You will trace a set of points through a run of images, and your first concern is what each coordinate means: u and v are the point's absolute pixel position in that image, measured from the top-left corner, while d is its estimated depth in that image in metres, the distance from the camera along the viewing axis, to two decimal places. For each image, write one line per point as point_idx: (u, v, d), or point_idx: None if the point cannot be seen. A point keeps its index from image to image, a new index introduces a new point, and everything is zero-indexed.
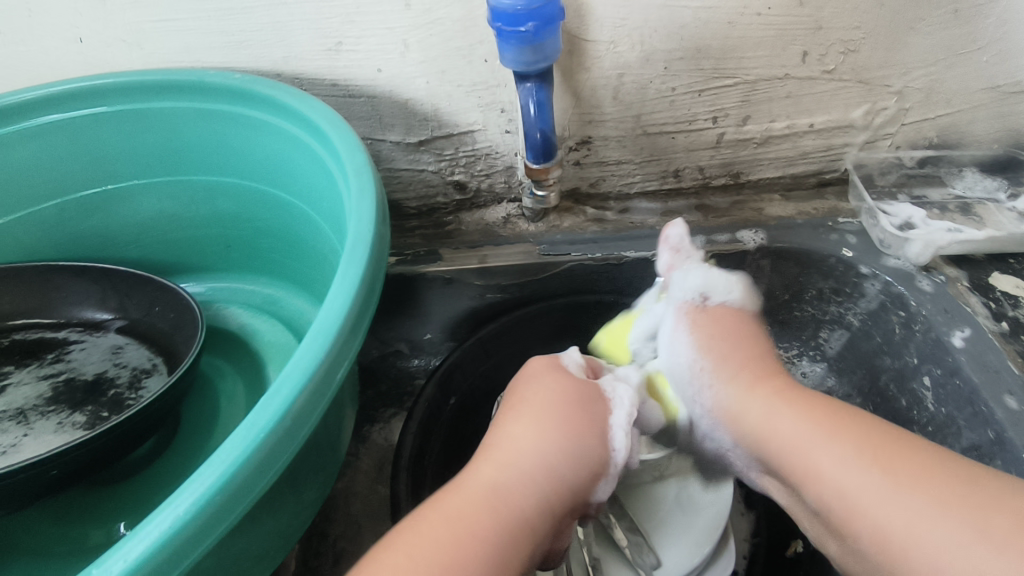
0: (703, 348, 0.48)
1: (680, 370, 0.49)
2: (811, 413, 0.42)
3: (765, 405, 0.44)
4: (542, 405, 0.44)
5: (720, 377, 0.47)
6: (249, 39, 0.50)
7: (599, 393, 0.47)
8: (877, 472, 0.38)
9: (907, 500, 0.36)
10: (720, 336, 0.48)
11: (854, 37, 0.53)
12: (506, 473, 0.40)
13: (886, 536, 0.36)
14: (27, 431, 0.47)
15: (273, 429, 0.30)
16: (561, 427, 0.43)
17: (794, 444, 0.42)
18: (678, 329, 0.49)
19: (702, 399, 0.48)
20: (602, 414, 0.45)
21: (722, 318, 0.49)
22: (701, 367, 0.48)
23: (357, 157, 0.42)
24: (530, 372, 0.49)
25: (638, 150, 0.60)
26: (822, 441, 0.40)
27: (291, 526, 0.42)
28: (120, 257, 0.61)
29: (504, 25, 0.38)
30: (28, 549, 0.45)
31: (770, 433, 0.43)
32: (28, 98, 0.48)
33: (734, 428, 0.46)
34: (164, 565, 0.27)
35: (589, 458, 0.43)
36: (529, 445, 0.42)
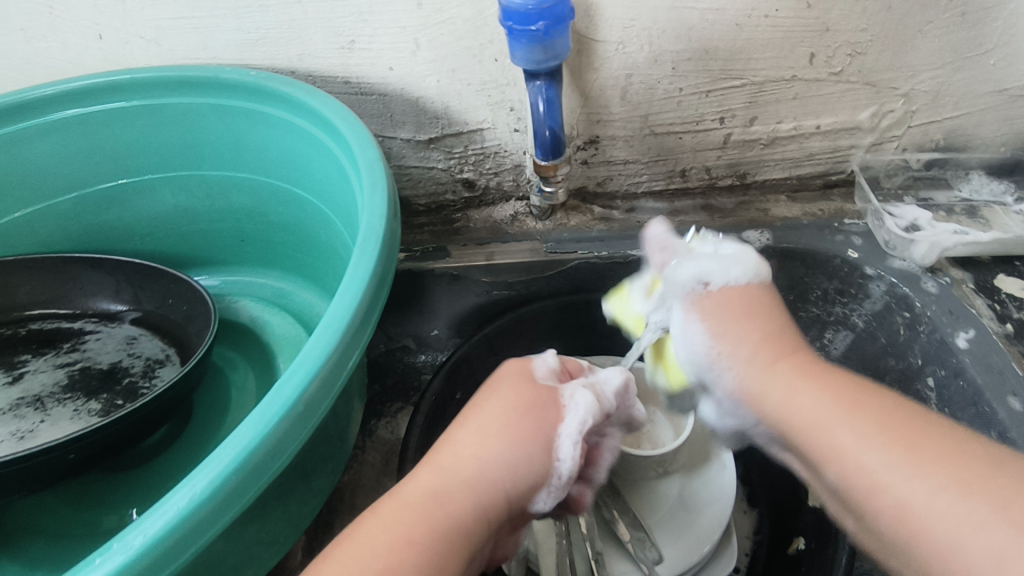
0: (720, 332, 0.43)
1: (698, 356, 0.45)
2: (831, 387, 0.39)
3: (787, 379, 0.40)
4: (493, 410, 0.39)
5: (740, 358, 0.43)
6: (264, 36, 0.51)
7: (556, 399, 0.40)
8: (898, 450, 0.35)
9: (928, 479, 0.33)
10: (742, 314, 0.43)
11: (861, 39, 0.53)
12: (453, 470, 0.36)
13: (904, 516, 0.33)
14: (43, 417, 0.48)
15: (288, 413, 0.31)
16: (503, 430, 0.38)
17: (811, 420, 0.38)
18: (691, 316, 0.45)
19: (723, 382, 0.44)
20: (552, 420, 0.39)
21: (738, 296, 0.44)
22: (716, 343, 0.43)
23: (370, 152, 0.43)
24: (497, 375, 0.42)
25: (645, 149, 0.61)
26: (842, 418, 0.37)
27: (300, 513, 0.43)
28: (135, 250, 0.62)
29: (515, 24, 0.39)
30: (44, 532, 0.46)
31: (787, 408, 0.40)
32: (50, 92, 0.49)
33: (753, 407, 0.43)
34: (180, 542, 0.28)
35: (534, 468, 0.37)
36: (471, 454, 0.37)
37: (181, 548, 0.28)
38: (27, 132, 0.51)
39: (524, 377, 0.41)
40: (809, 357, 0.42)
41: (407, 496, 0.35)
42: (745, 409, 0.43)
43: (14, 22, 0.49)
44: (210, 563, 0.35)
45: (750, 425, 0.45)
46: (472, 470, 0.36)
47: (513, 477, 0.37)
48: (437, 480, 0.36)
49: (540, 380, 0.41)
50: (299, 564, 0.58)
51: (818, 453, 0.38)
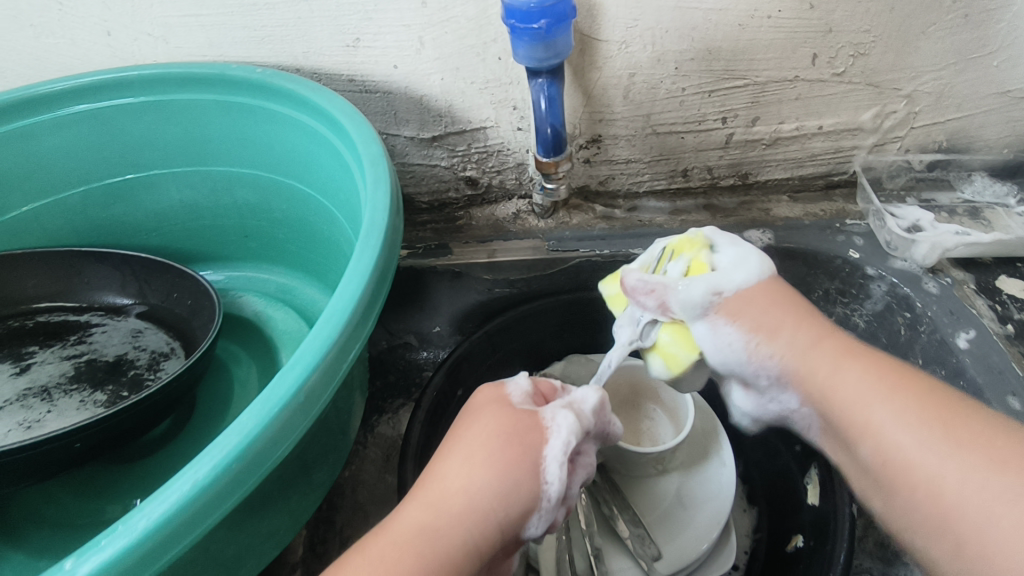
0: (753, 326, 0.41)
1: (734, 357, 0.42)
2: (870, 366, 0.39)
3: (829, 361, 0.40)
4: (475, 440, 0.39)
5: (781, 347, 0.41)
6: (271, 34, 0.51)
7: (538, 421, 0.40)
8: (934, 429, 0.35)
9: (961, 460, 0.34)
10: (767, 306, 0.42)
11: (864, 40, 0.53)
12: (444, 503, 0.36)
13: (938, 495, 0.34)
14: (50, 407, 0.49)
15: (289, 403, 0.31)
16: (489, 459, 0.38)
17: (849, 396, 0.38)
18: (716, 322, 0.41)
19: (765, 374, 0.42)
20: (537, 444, 0.39)
21: (758, 294, 0.42)
22: (750, 339, 0.41)
23: (373, 148, 0.43)
24: (476, 402, 0.43)
25: (647, 149, 0.61)
26: (883, 397, 0.37)
27: (301, 503, 0.44)
28: (141, 245, 0.63)
29: (518, 22, 0.39)
30: (49, 521, 0.47)
31: (826, 386, 0.39)
32: (59, 88, 0.50)
33: (791, 389, 0.41)
34: (183, 526, 0.29)
35: (522, 496, 0.37)
36: (461, 481, 0.37)
37: (183, 533, 0.29)
38: (37, 127, 0.52)
39: (503, 401, 0.42)
40: (842, 335, 0.42)
41: (400, 528, 0.35)
42: (790, 393, 0.42)
43: (24, 18, 0.50)
44: (212, 550, 0.35)
45: (792, 413, 0.43)
46: (462, 501, 0.36)
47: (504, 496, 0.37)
48: (426, 512, 0.36)
49: (518, 404, 0.42)
50: (300, 557, 0.59)
51: (857, 430, 0.38)
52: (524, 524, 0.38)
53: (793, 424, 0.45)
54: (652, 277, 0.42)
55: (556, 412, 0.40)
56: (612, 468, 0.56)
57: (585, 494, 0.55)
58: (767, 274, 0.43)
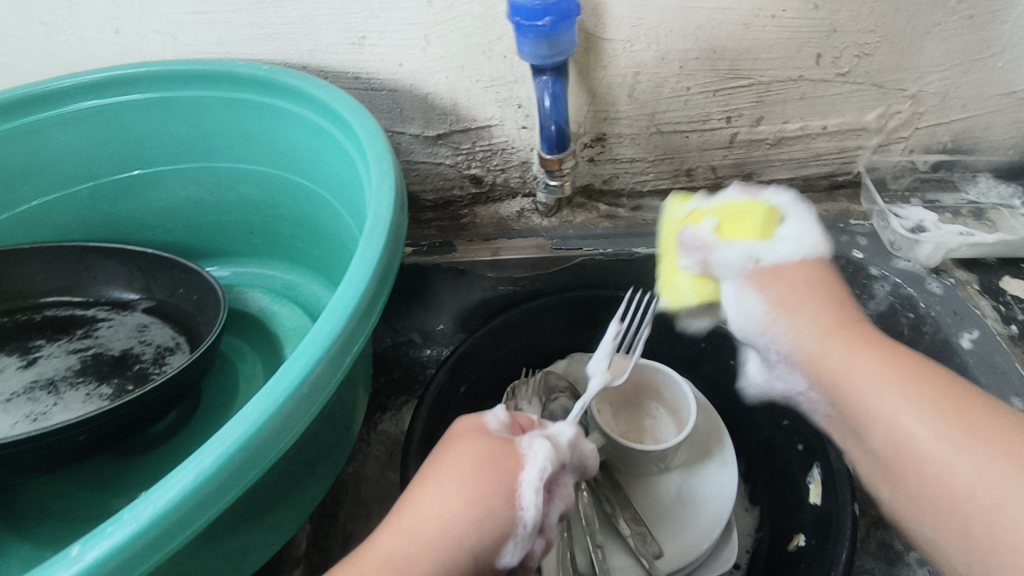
0: (775, 302, 0.43)
1: (748, 323, 0.44)
2: (882, 358, 0.39)
3: (846, 351, 0.40)
4: (450, 467, 0.39)
5: (796, 325, 0.42)
6: (278, 32, 0.52)
7: (514, 449, 0.40)
8: (948, 420, 0.35)
9: (974, 454, 0.34)
10: (800, 286, 0.42)
11: (869, 40, 0.54)
12: (420, 528, 0.36)
13: (948, 487, 0.34)
14: (56, 400, 0.49)
15: (293, 394, 0.32)
16: (462, 486, 0.38)
17: (863, 385, 0.39)
18: (745, 290, 0.43)
19: (777, 347, 0.44)
20: (512, 470, 0.39)
21: (793, 273, 0.42)
22: (767, 308, 0.43)
23: (378, 144, 0.43)
24: (449, 433, 0.44)
25: (651, 148, 0.61)
26: (888, 384, 0.38)
27: (305, 498, 0.44)
28: (147, 241, 0.63)
29: (522, 19, 0.40)
30: (55, 512, 0.48)
31: (837, 376, 0.40)
32: (69, 84, 0.50)
33: (800, 366, 0.43)
34: (187, 516, 0.29)
35: (497, 522, 0.37)
36: (434, 510, 0.37)
37: (188, 522, 0.29)
38: (46, 123, 0.52)
39: (475, 431, 0.42)
40: (865, 327, 0.41)
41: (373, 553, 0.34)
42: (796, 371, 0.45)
43: (34, 15, 0.50)
44: (215, 542, 0.35)
45: (804, 393, 0.47)
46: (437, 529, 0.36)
47: (478, 525, 0.36)
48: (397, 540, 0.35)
49: (494, 432, 0.42)
50: (303, 553, 0.59)
51: (862, 418, 0.39)
52: (498, 551, 0.37)
53: (798, 404, 0.51)
54: (703, 234, 0.42)
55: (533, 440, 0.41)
56: (613, 466, 0.56)
57: (586, 491, 0.55)
58: (818, 254, 0.43)
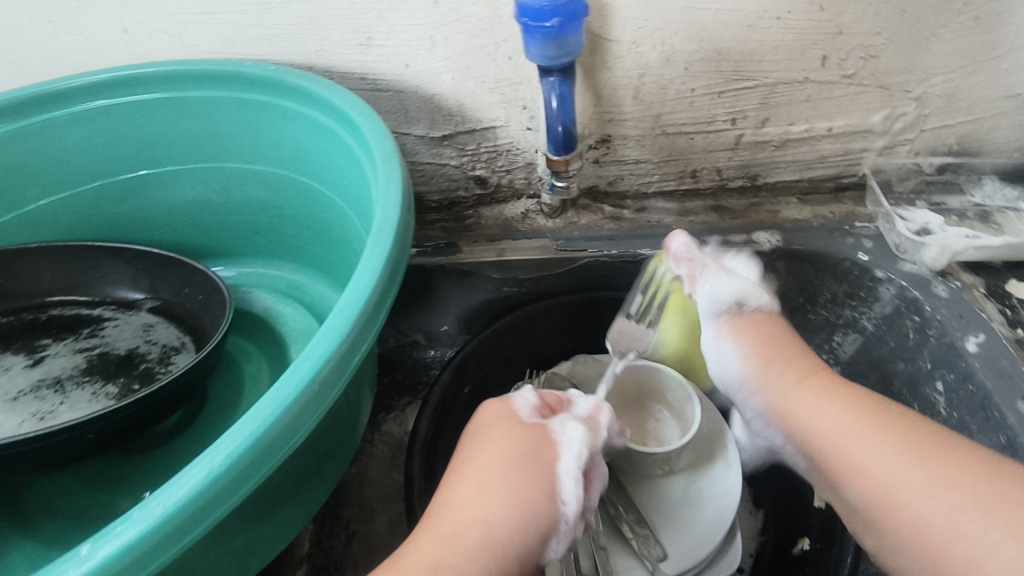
0: (748, 353, 0.49)
1: (728, 373, 0.50)
2: (893, 439, 0.41)
3: (810, 398, 0.46)
4: (487, 465, 0.40)
5: (769, 379, 0.48)
6: (284, 32, 0.52)
7: (548, 436, 0.42)
8: (914, 457, 0.40)
9: (913, 468, 0.39)
10: (764, 340, 0.49)
11: (874, 42, 0.54)
12: (464, 530, 0.37)
13: (926, 536, 0.38)
14: (62, 399, 0.49)
15: (303, 393, 0.32)
16: (502, 488, 0.39)
17: (866, 457, 0.41)
18: (720, 333, 0.50)
19: (753, 402, 0.49)
20: (549, 461, 0.40)
21: (759, 326, 0.50)
22: (745, 360, 0.49)
23: (385, 145, 0.43)
24: (481, 422, 0.44)
25: (656, 150, 0.61)
26: (864, 439, 0.42)
27: (311, 498, 0.44)
28: (153, 241, 0.63)
29: (530, 20, 0.40)
30: (59, 511, 0.48)
31: (812, 432, 0.45)
32: (77, 84, 0.50)
33: (775, 425, 0.48)
34: (198, 513, 0.29)
35: (539, 521, 0.38)
36: (474, 514, 0.38)
37: (198, 520, 0.29)
38: (53, 122, 0.52)
39: (509, 422, 0.43)
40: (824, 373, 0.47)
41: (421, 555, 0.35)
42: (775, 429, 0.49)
43: (42, 14, 0.50)
44: (223, 540, 0.35)
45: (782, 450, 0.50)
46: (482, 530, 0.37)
47: (522, 528, 0.37)
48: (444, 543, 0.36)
49: (524, 418, 0.43)
50: (307, 552, 0.59)
51: (835, 474, 0.43)
52: (543, 550, 0.38)
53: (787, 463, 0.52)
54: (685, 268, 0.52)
55: (565, 429, 0.42)
56: (618, 467, 0.56)
57: None
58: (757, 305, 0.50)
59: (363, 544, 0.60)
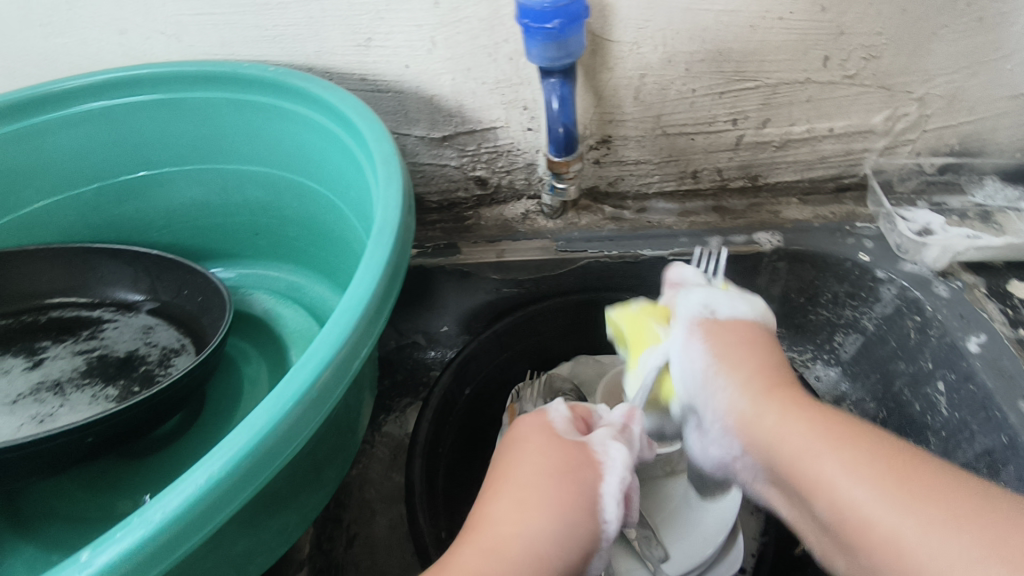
0: (718, 354, 0.44)
1: (693, 378, 0.45)
2: (853, 452, 0.37)
3: (778, 412, 0.40)
4: (526, 480, 0.41)
5: (735, 382, 0.43)
6: (284, 33, 0.52)
7: (590, 454, 0.43)
8: (882, 476, 0.35)
9: (875, 472, 0.35)
10: (739, 343, 0.45)
11: (876, 43, 0.53)
12: (505, 543, 0.37)
13: (899, 554, 0.33)
14: (62, 401, 0.49)
15: (302, 398, 0.32)
16: (541, 502, 0.39)
17: (814, 462, 0.38)
18: (692, 340, 0.46)
19: (713, 403, 0.44)
20: (589, 479, 0.41)
21: (739, 330, 0.46)
22: (710, 366, 0.44)
23: (385, 146, 0.43)
24: (517, 436, 0.46)
25: (657, 150, 0.61)
26: (830, 450, 0.37)
27: (310, 502, 0.44)
28: (152, 242, 0.63)
29: (531, 21, 0.39)
30: (60, 514, 0.47)
31: (773, 438, 0.40)
32: (75, 85, 0.50)
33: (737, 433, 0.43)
34: (198, 519, 0.29)
35: (579, 536, 0.39)
36: (514, 530, 0.38)
37: (198, 525, 0.29)
38: (52, 123, 0.52)
39: (544, 438, 0.44)
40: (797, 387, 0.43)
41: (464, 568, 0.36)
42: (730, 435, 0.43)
43: (35, 17, 0.50)
44: (222, 546, 0.35)
45: (733, 460, 0.45)
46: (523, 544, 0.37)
47: (562, 545, 0.38)
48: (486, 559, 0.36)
49: (563, 433, 0.45)
50: (307, 554, 0.59)
51: (803, 489, 0.38)
52: (581, 563, 0.39)
53: (734, 479, 0.47)
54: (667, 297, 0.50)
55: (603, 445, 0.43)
56: None
57: None
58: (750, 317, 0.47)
59: (364, 546, 0.60)
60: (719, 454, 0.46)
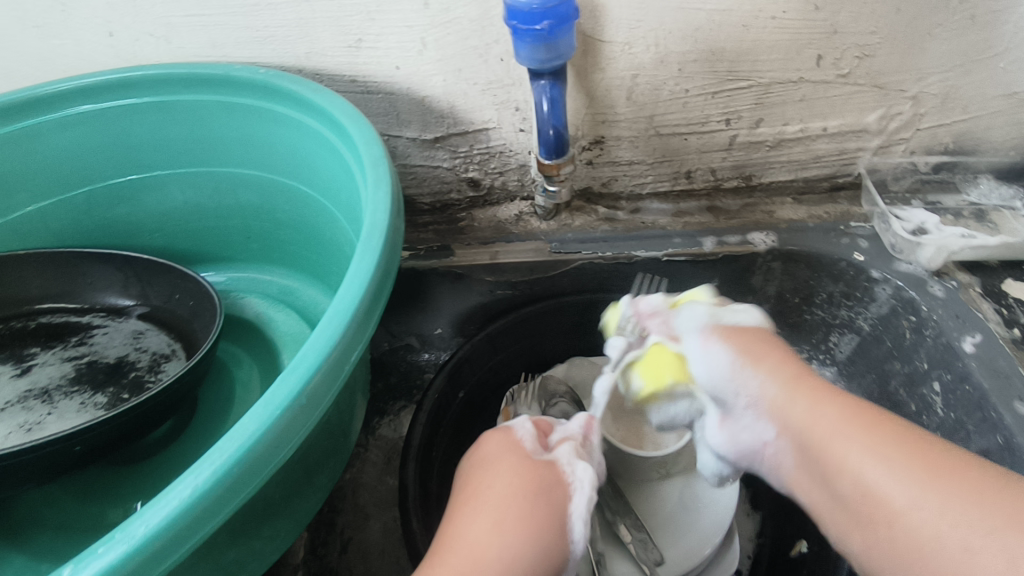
0: (737, 351, 0.42)
1: (714, 379, 0.42)
2: (875, 436, 0.36)
3: (809, 400, 0.39)
4: (498, 502, 0.41)
5: (763, 376, 0.41)
6: (273, 35, 0.51)
7: (558, 475, 0.44)
8: (906, 461, 0.34)
9: (897, 460, 0.34)
10: (764, 350, 0.42)
11: (869, 41, 0.53)
12: (477, 563, 0.38)
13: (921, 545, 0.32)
14: (51, 409, 0.49)
15: (291, 406, 0.31)
16: (514, 522, 0.40)
17: (834, 441, 0.37)
18: (709, 341, 0.43)
19: (743, 394, 0.41)
20: (562, 500, 0.43)
21: (751, 333, 0.43)
22: (734, 361, 0.41)
23: (374, 149, 0.43)
24: (488, 455, 0.46)
25: (650, 151, 0.61)
26: (853, 433, 0.36)
27: (303, 509, 0.43)
28: (143, 246, 0.63)
29: (520, 23, 0.39)
30: (50, 522, 0.47)
31: (801, 420, 0.39)
32: (62, 89, 0.50)
33: (768, 413, 0.41)
34: (184, 531, 0.28)
35: (553, 556, 0.40)
36: (488, 551, 0.38)
37: (185, 537, 0.29)
38: (40, 127, 0.52)
39: (517, 460, 0.45)
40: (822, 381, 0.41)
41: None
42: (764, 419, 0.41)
43: (20, 20, 0.50)
44: (212, 555, 0.35)
45: (763, 448, 0.42)
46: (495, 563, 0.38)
47: (534, 564, 0.39)
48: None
49: (533, 453, 0.46)
50: (301, 560, 0.59)
51: (827, 469, 0.37)
52: None
53: (758, 467, 0.44)
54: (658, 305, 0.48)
55: (575, 468, 0.45)
56: (614, 472, 0.56)
57: None
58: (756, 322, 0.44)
59: (358, 551, 0.60)
60: (754, 440, 0.42)
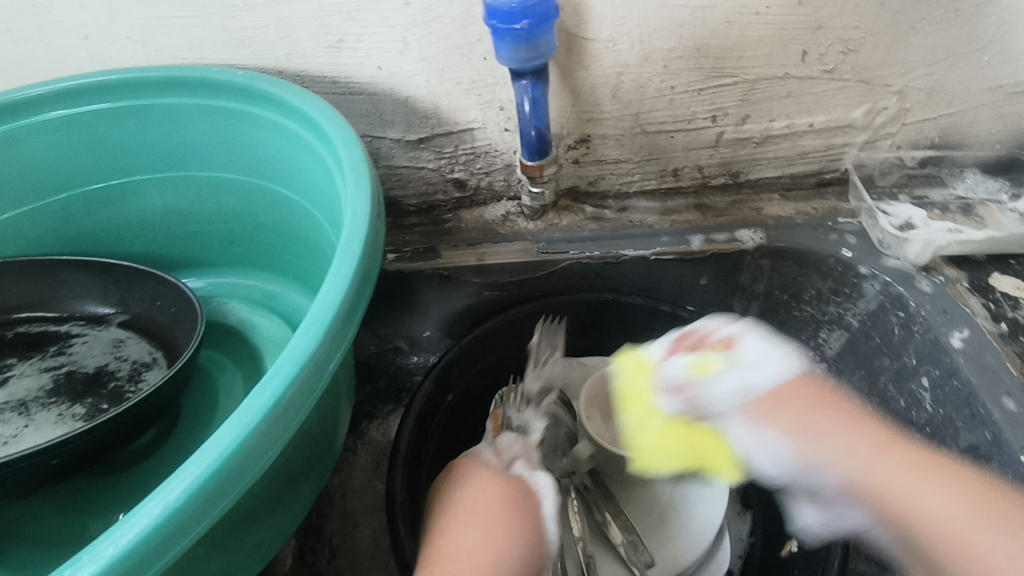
0: (793, 428, 0.45)
1: (779, 454, 0.47)
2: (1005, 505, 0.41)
3: (898, 468, 0.43)
4: (479, 511, 0.46)
5: (830, 454, 0.45)
6: (251, 36, 0.50)
7: (524, 485, 0.49)
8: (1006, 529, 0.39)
9: (992, 534, 0.39)
10: (816, 409, 0.46)
11: (854, 36, 0.53)
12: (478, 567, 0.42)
13: None
14: (28, 421, 0.48)
15: (267, 417, 0.31)
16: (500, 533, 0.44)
17: (928, 517, 0.41)
18: (754, 424, 0.46)
19: (830, 477, 0.46)
20: (533, 507, 0.48)
21: (798, 392, 0.46)
22: (794, 441, 0.45)
23: (354, 152, 0.42)
24: (453, 479, 0.51)
25: (636, 149, 0.61)
26: (943, 493, 0.42)
27: (287, 518, 0.43)
28: (124, 253, 0.62)
29: (499, 22, 0.38)
30: (29, 537, 0.46)
31: (903, 504, 0.42)
32: (36, 94, 0.49)
33: (860, 496, 0.45)
34: (156, 549, 0.28)
35: (533, 554, 0.45)
36: (479, 555, 0.43)
37: (157, 555, 0.28)
38: (14, 133, 0.50)
39: (483, 490, 0.48)
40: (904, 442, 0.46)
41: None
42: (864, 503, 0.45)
43: None
44: (192, 569, 0.34)
45: (862, 524, 0.47)
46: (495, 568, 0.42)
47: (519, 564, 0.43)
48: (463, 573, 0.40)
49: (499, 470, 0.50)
50: (290, 567, 0.58)
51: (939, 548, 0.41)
52: None
53: (856, 537, 0.49)
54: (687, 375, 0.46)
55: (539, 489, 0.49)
56: (604, 473, 0.56)
57: (574, 498, 0.54)
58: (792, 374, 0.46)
59: (347, 558, 0.59)
60: (854, 522, 0.48)
